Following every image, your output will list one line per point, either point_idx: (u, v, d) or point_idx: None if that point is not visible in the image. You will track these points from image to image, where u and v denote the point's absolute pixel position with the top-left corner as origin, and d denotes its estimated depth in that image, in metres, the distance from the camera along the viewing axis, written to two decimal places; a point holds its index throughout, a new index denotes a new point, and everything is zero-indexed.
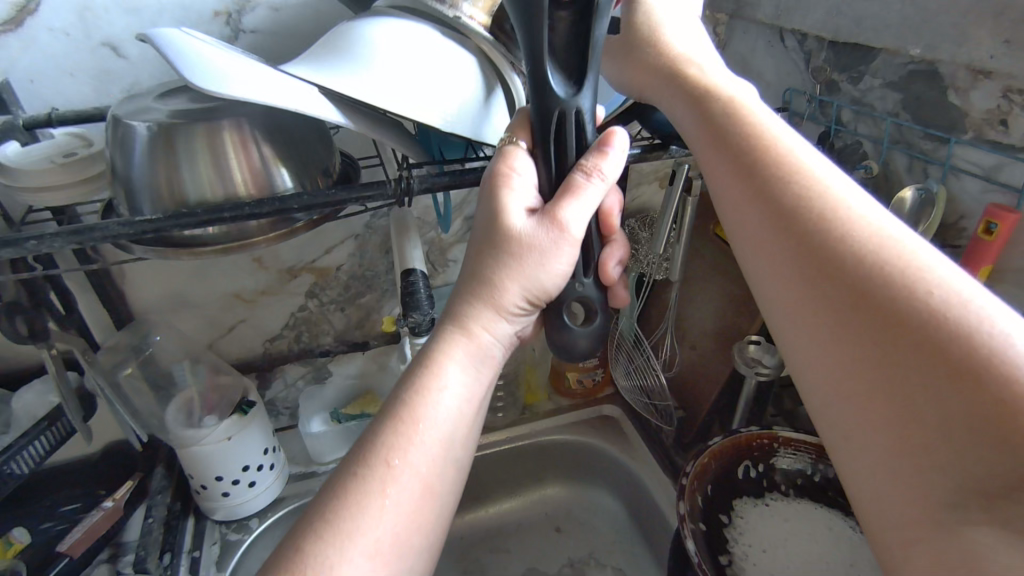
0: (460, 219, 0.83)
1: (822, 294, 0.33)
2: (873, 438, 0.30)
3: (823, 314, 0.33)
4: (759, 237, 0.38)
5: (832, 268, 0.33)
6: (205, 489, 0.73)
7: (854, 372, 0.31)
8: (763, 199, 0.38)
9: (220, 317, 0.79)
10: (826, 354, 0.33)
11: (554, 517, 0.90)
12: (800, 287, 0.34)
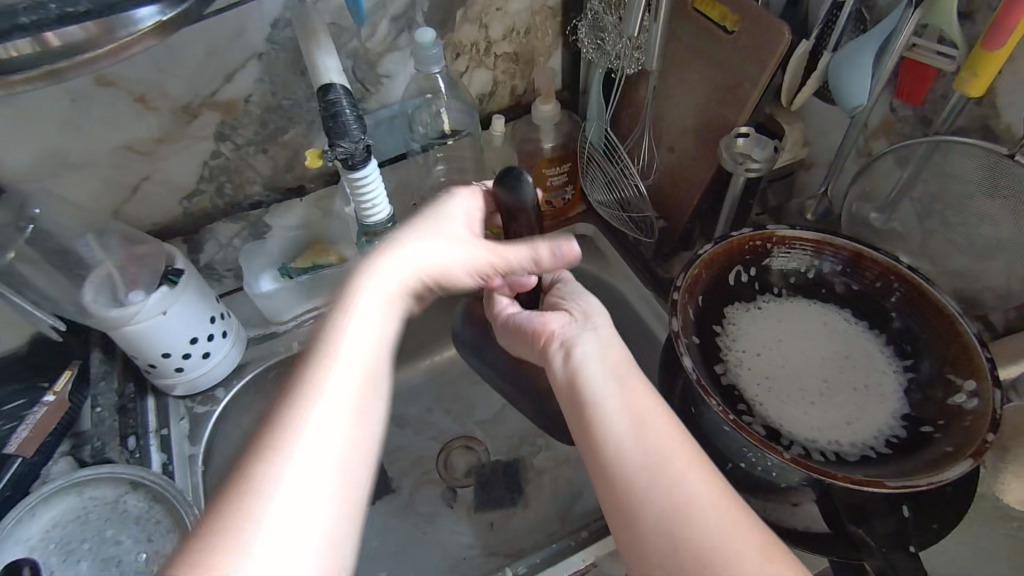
0: (386, 19, 0.66)
1: (641, 467, 0.41)
2: (659, 534, 0.39)
3: (628, 499, 0.41)
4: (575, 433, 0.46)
5: (583, 412, 0.46)
6: (155, 368, 0.67)
7: (630, 479, 0.41)
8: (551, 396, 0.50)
9: (116, 176, 0.66)
10: (629, 527, 0.40)
11: None
12: (606, 410, 0.45)
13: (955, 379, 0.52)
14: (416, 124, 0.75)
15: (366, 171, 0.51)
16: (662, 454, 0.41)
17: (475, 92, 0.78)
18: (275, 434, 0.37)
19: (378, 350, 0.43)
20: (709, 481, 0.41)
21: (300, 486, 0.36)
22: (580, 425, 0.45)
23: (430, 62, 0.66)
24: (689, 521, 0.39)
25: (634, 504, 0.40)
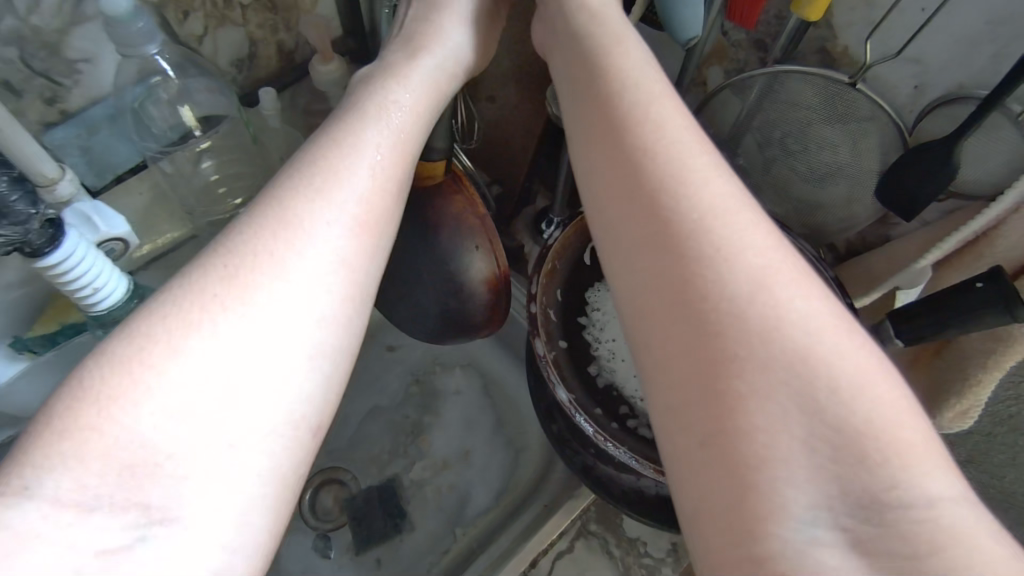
0: None
1: (634, 205, 0.31)
2: (700, 466, 0.26)
3: (637, 244, 0.30)
4: (619, 239, 0.31)
5: (661, 255, 0.29)
6: None
7: (673, 372, 0.28)
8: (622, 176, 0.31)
9: None
10: (640, 308, 0.29)
11: (383, 335, 0.79)
12: (640, 267, 0.30)
13: None
14: (145, 121, 0.55)
15: (60, 252, 0.39)
16: (669, 156, 0.31)
17: (227, 59, 0.58)
18: (140, 353, 0.26)
19: (392, 191, 0.35)
20: (726, 200, 0.30)
21: (204, 462, 0.26)
22: (596, 128, 0.34)
23: (136, 43, 0.45)
24: (705, 266, 0.28)
25: (666, 387, 0.28)
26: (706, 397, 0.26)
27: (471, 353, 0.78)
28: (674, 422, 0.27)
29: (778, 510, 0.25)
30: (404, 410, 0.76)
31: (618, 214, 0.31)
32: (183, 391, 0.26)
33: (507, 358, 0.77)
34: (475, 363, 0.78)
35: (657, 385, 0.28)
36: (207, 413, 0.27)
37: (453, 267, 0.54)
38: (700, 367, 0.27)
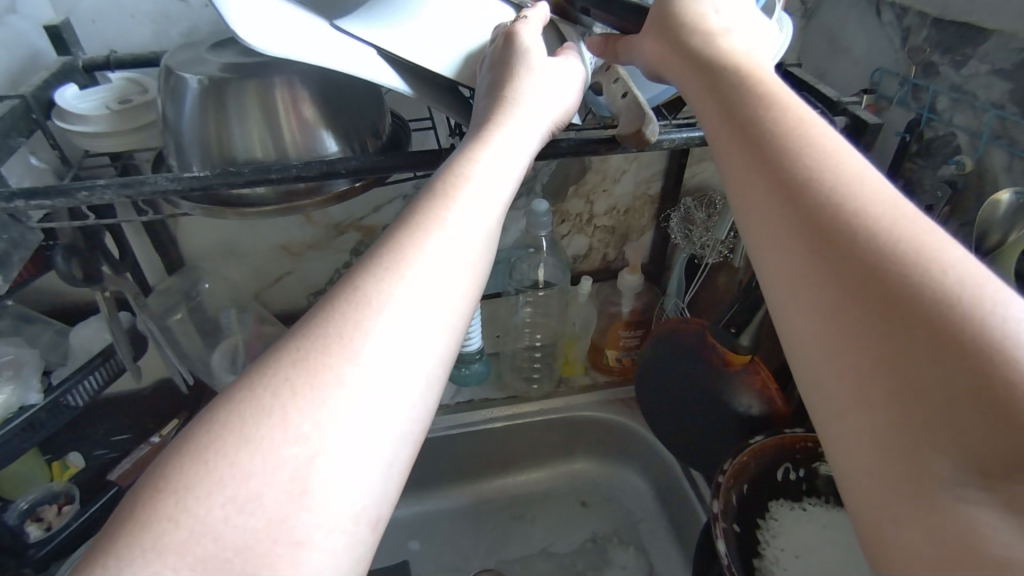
0: None
1: (819, 276, 0.28)
2: (910, 497, 0.24)
3: (815, 270, 0.29)
4: (787, 267, 0.30)
5: (866, 282, 0.27)
6: None
7: (875, 440, 0.25)
8: (794, 191, 0.31)
9: (266, 268, 0.80)
10: (841, 391, 0.27)
11: (581, 491, 0.93)
12: (818, 298, 0.28)
13: None
14: (516, 270, 0.87)
15: None
16: (829, 168, 0.31)
17: (570, 253, 0.90)
18: (214, 432, 0.27)
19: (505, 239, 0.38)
20: (897, 205, 0.29)
21: (269, 486, 0.26)
22: (785, 224, 0.31)
23: (539, 226, 0.78)
24: (896, 264, 0.26)
25: (868, 447, 0.25)
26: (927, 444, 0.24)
27: (648, 541, 0.86)
28: (858, 464, 0.26)
29: (975, 519, 0.22)
30: (572, 559, 0.85)
31: (784, 220, 0.31)
32: (260, 483, 0.26)
33: (677, 561, 0.83)
34: (648, 550, 0.85)
35: (855, 441, 0.26)
36: (277, 510, 0.26)
37: (738, 428, 0.69)
38: (906, 414, 0.25)
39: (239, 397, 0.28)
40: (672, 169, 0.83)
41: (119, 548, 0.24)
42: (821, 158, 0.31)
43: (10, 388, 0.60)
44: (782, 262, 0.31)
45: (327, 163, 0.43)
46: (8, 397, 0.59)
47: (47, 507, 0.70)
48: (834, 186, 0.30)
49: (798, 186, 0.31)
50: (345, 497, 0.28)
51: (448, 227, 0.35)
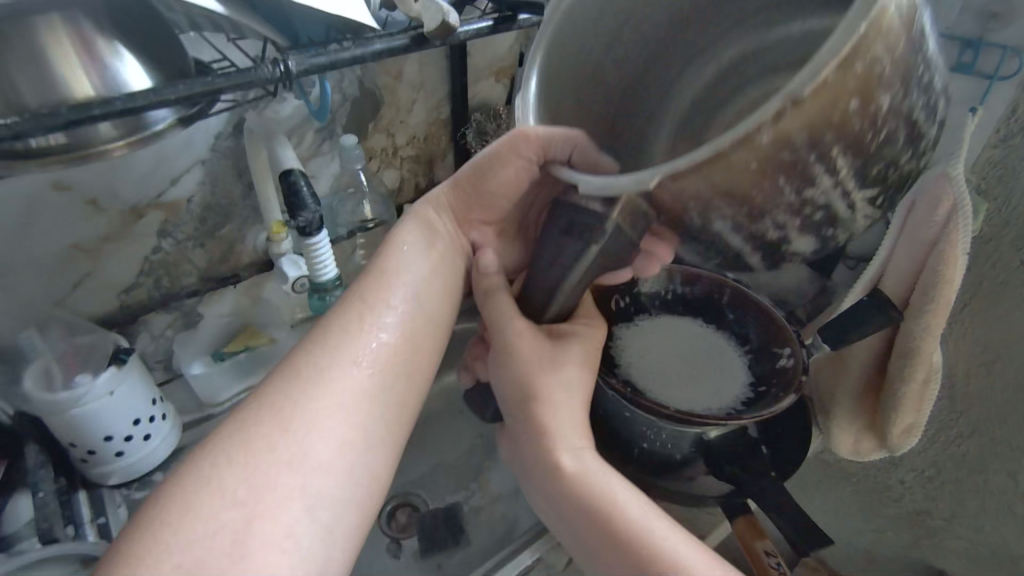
0: (310, 131, 0.81)
1: (529, 412, 0.57)
2: (592, 539, 0.51)
3: (530, 433, 0.57)
4: (521, 431, 0.58)
5: (544, 437, 0.56)
6: (95, 455, 0.68)
7: (573, 513, 0.53)
8: (527, 397, 0.58)
9: (59, 274, 0.71)
10: (603, 559, 0.50)
11: (457, 403, 0.99)
12: (530, 440, 0.57)
13: (776, 349, 0.69)
14: (340, 213, 0.88)
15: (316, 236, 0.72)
16: (538, 392, 0.58)
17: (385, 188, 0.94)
18: (189, 507, 0.42)
19: (393, 352, 0.55)
20: (572, 411, 0.58)
21: (229, 534, 0.41)
22: (540, 445, 0.56)
23: (353, 161, 0.81)
24: (541, 410, 0.57)
25: (569, 508, 0.53)
26: (597, 528, 0.51)
27: None
28: (570, 522, 0.53)
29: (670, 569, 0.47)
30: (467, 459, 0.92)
31: (512, 385, 0.59)
32: (213, 520, 0.42)
33: None
34: None
35: (572, 519, 0.53)
36: (230, 551, 0.41)
37: None
38: (585, 510, 0.52)
39: (201, 462, 0.45)
40: (455, 90, 0.92)
41: (133, 557, 0.40)
42: (521, 357, 0.59)
43: None
44: (523, 431, 0.58)
45: (149, 91, 0.42)
46: None
47: None
48: (539, 407, 0.57)
49: (522, 397, 0.58)
50: (275, 559, 0.42)
51: (347, 368, 0.52)
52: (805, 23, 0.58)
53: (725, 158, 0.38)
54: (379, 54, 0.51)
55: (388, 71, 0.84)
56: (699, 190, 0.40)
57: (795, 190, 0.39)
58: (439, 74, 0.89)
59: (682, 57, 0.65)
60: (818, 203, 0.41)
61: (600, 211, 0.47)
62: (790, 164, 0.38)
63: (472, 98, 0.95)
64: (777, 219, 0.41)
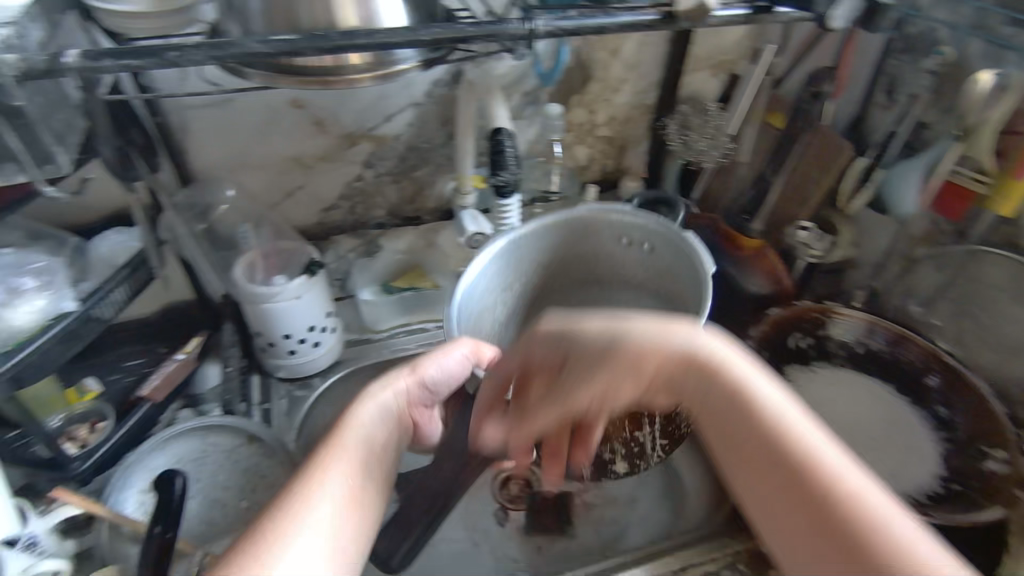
0: (518, 94, 0.82)
1: (710, 382, 0.37)
2: (801, 532, 0.33)
3: (741, 465, 0.36)
4: (628, 376, 0.39)
5: (763, 471, 0.35)
6: (273, 347, 0.76)
7: (766, 485, 0.35)
8: (632, 381, 0.39)
9: (279, 181, 0.79)
10: (746, 476, 0.36)
11: None
12: (712, 391, 0.37)
13: (984, 448, 0.59)
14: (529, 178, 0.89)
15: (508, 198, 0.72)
16: (718, 368, 0.37)
17: (573, 164, 0.93)
18: None
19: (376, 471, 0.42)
20: (771, 398, 0.36)
21: None
22: (729, 410, 0.37)
23: (552, 130, 0.80)
24: (773, 432, 0.35)
25: (774, 496, 0.34)
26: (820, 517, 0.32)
27: None
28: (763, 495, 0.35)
29: None
30: None
31: (596, 352, 0.39)
32: None
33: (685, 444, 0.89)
34: None
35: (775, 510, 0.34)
36: None
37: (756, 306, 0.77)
38: (796, 500, 0.33)
39: None
40: (670, 77, 0.86)
41: None
42: (593, 351, 0.39)
43: (44, 297, 0.59)
44: (673, 371, 0.38)
45: (408, 29, 0.44)
46: (42, 305, 0.58)
47: (79, 426, 0.70)
48: (719, 376, 0.37)
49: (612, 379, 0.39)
50: None
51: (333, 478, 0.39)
52: (642, 301, 0.71)
53: (625, 407, 0.53)
54: (624, 27, 0.48)
55: (605, 46, 0.81)
56: (593, 430, 0.52)
57: (587, 432, 0.52)
58: (657, 57, 0.85)
59: (539, 296, 0.73)
60: (645, 448, 0.64)
61: (505, 408, 0.50)
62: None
63: (685, 88, 0.89)
64: (616, 453, 0.60)
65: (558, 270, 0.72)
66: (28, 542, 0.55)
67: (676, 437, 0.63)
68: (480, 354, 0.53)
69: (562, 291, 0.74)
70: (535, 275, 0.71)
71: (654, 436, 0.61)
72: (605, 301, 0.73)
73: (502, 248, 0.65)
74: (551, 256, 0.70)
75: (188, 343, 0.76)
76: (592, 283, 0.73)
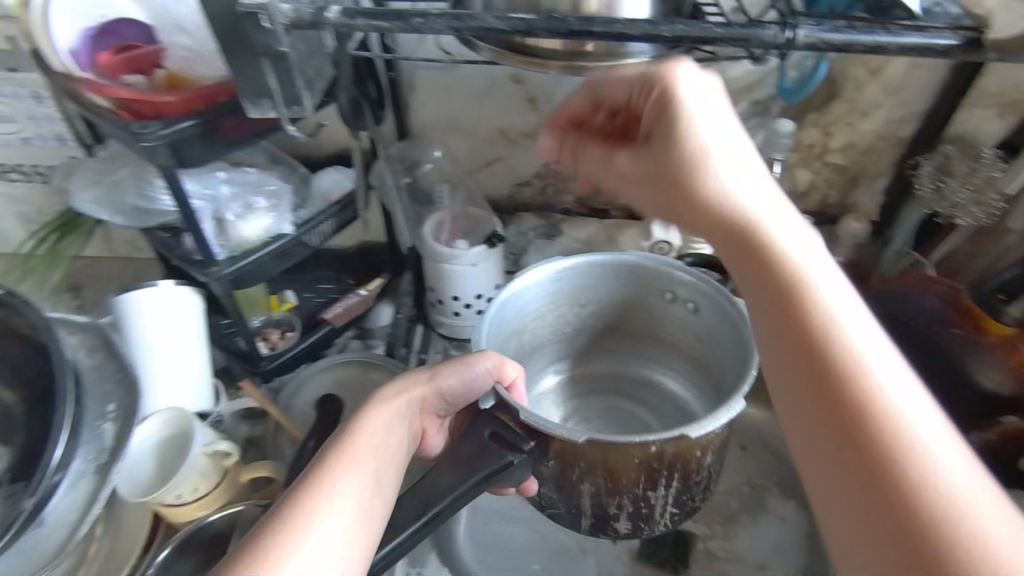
0: (747, 101, 0.74)
1: (800, 311, 0.36)
2: (833, 466, 0.33)
3: (790, 361, 0.36)
4: (755, 278, 0.38)
5: (823, 395, 0.34)
6: (441, 304, 0.80)
7: (823, 434, 0.33)
8: (753, 291, 0.39)
9: (483, 149, 0.81)
10: (790, 375, 0.36)
11: (740, 436, 0.86)
12: (784, 330, 0.36)
13: None
14: None
15: None
16: (813, 294, 0.36)
17: (791, 187, 0.82)
18: None
19: (378, 495, 0.41)
20: (853, 325, 0.35)
21: None
22: (794, 336, 0.36)
23: (776, 148, 0.72)
24: (852, 357, 0.34)
25: (813, 437, 0.34)
26: (865, 467, 0.31)
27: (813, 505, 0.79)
28: (801, 430, 0.35)
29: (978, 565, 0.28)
30: (725, 498, 0.79)
31: (738, 248, 0.39)
32: None
33: None
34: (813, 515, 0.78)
35: (812, 448, 0.34)
36: None
37: (984, 404, 0.64)
38: (847, 442, 0.32)
39: None
40: (941, 110, 0.72)
41: None
42: (744, 228, 0.39)
43: (267, 216, 0.67)
44: (765, 306, 0.38)
45: (652, 23, 0.40)
46: (264, 223, 0.67)
47: (273, 329, 0.80)
48: (801, 293, 0.36)
49: (748, 282, 0.39)
50: None
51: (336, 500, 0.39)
52: (675, 378, 0.70)
53: (632, 449, 0.48)
54: (909, 48, 0.40)
55: (866, 62, 0.70)
56: (592, 457, 0.49)
57: (643, 488, 0.51)
58: (930, 85, 0.71)
59: (611, 344, 0.72)
60: (655, 507, 0.54)
61: (524, 443, 0.49)
62: (652, 472, 0.50)
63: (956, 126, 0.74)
64: (624, 505, 0.53)
65: (616, 323, 0.70)
66: (214, 419, 0.67)
67: (686, 505, 0.56)
68: (503, 372, 0.51)
69: (624, 340, 0.72)
70: (595, 319, 0.70)
71: (665, 497, 0.53)
72: (642, 367, 0.72)
73: (560, 275, 0.64)
74: (616, 310, 0.69)
75: (372, 281, 0.83)
76: (662, 342, 0.70)
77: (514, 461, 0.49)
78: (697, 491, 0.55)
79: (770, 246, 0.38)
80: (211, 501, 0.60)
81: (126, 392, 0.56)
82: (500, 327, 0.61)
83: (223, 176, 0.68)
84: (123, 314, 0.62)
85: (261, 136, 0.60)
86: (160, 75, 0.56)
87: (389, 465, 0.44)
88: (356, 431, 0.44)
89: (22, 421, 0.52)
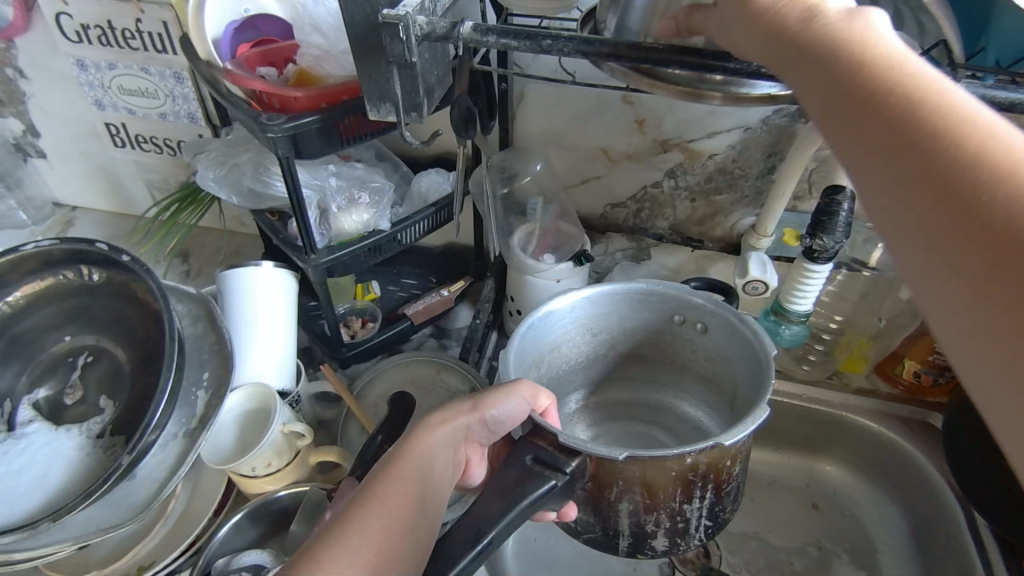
0: None
1: (883, 106, 0.29)
2: (948, 276, 0.27)
3: (892, 161, 0.29)
4: (835, 96, 0.31)
5: (923, 179, 0.27)
6: (519, 315, 0.80)
7: (930, 228, 0.27)
8: (850, 110, 0.30)
9: (582, 166, 0.81)
10: (883, 184, 0.29)
11: (814, 492, 0.79)
12: (867, 140, 0.30)
13: None
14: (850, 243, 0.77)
15: (821, 267, 0.59)
16: (914, 86, 0.29)
17: None
18: None
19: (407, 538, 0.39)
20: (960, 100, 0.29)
21: None
22: (877, 131, 0.29)
23: None
24: (952, 125, 0.28)
25: (915, 248, 0.28)
26: (987, 230, 0.25)
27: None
28: (915, 238, 0.28)
29: None
30: (789, 556, 0.73)
31: (818, 74, 0.32)
32: None
33: None
34: None
35: (911, 249, 0.28)
36: None
37: None
38: (963, 226, 0.26)
39: None
40: None
41: None
42: (834, 41, 0.32)
43: (367, 213, 0.70)
44: (845, 127, 0.31)
45: None
46: (361, 221, 0.69)
47: (355, 318, 0.83)
48: (881, 72, 0.30)
49: (843, 101, 0.31)
50: None
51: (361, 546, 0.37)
52: (697, 408, 0.66)
53: (669, 461, 0.46)
54: None
55: None
56: (629, 473, 0.47)
57: (680, 502, 0.49)
58: None
59: (636, 371, 0.69)
60: (691, 522, 0.51)
61: (567, 465, 0.45)
62: (689, 485, 0.48)
63: None
64: (661, 521, 0.50)
65: (633, 352, 0.67)
66: (293, 400, 0.69)
67: (719, 517, 0.53)
68: (538, 400, 0.49)
69: (649, 369, 0.68)
70: (619, 346, 0.66)
71: (700, 511, 0.50)
72: (657, 393, 0.69)
73: (592, 300, 0.61)
74: (629, 340, 0.66)
75: (454, 284, 0.84)
76: (674, 368, 0.67)
77: (558, 485, 0.45)
78: (729, 502, 0.53)
79: (867, 52, 0.31)
80: (281, 477, 0.62)
81: (220, 363, 0.59)
82: (533, 345, 0.58)
83: (333, 170, 0.71)
84: (228, 287, 0.66)
85: (379, 134, 0.62)
86: (292, 70, 0.59)
87: (433, 492, 0.43)
88: (389, 469, 0.42)
89: (127, 378, 0.55)
